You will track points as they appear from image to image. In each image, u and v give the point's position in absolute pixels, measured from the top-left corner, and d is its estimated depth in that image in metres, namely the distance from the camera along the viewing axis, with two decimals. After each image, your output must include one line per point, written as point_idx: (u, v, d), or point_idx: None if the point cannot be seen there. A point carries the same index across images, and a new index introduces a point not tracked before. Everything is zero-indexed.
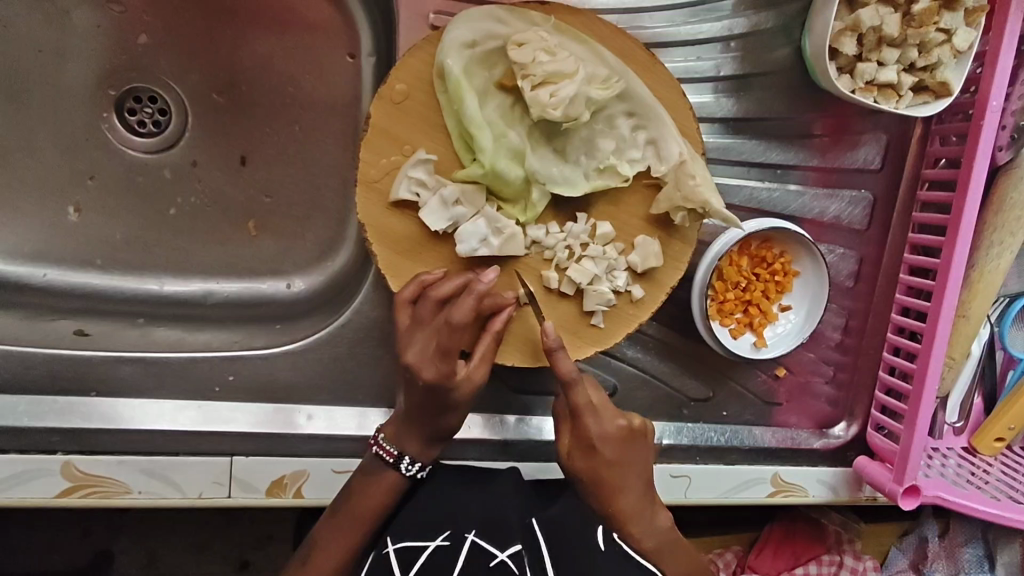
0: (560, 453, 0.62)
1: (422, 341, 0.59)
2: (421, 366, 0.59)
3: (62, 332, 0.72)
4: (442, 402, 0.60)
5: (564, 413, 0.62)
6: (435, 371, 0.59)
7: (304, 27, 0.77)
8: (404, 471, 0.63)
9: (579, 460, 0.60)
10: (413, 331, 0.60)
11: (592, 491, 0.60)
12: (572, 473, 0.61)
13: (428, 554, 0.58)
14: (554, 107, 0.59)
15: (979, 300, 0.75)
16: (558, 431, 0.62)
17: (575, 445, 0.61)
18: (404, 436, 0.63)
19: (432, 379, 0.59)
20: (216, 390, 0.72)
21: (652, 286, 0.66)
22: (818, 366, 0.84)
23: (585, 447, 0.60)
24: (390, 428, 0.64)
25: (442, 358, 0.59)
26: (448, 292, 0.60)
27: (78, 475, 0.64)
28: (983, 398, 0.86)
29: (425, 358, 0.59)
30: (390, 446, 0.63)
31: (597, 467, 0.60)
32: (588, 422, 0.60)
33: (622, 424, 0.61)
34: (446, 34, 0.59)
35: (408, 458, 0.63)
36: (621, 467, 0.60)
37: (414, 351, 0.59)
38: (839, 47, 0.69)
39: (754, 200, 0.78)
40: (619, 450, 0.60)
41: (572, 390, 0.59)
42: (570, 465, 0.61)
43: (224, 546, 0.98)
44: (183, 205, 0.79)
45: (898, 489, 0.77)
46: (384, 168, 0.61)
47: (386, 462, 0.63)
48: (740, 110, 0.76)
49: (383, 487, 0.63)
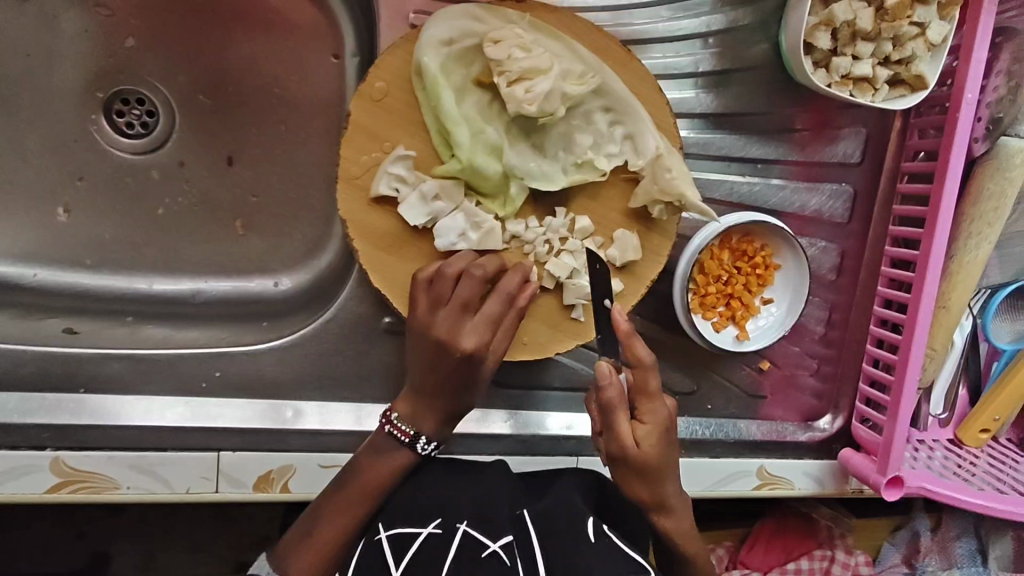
0: (626, 446, 0.58)
1: (450, 316, 0.61)
2: (459, 338, 0.61)
3: (52, 330, 0.73)
4: (473, 371, 0.62)
5: (620, 402, 0.58)
6: (474, 340, 0.61)
7: (289, 28, 0.78)
8: (420, 450, 0.64)
9: (653, 445, 0.58)
10: (434, 311, 0.61)
11: (659, 474, 0.59)
12: (646, 459, 0.58)
13: (420, 542, 0.59)
14: (530, 103, 0.60)
15: (958, 291, 0.76)
16: (617, 421, 0.58)
17: (645, 430, 0.59)
18: (422, 413, 0.64)
19: (469, 349, 0.61)
20: (204, 386, 0.72)
21: (631, 279, 0.67)
22: (802, 359, 0.85)
23: (655, 427, 0.59)
24: (405, 407, 0.65)
25: (480, 327, 0.61)
26: (461, 267, 0.61)
27: (67, 470, 0.65)
28: (967, 390, 0.86)
29: (459, 331, 0.61)
30: (404, 426, 0.64)
31: (665, 446, 0.59)
32: (655, 405, 0.60)
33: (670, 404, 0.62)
34: (423, 32, 0.60)
35: (424, 438, 0.64)
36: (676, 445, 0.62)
37: (444, 328, 0.61)
38: (814, 42, 0.71)
39: (735, 195, 0.79)
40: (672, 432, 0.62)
41: (650, 373, 0.59)
42: (642, 452, 0.58)
43: (218, 545, 0.99)
44: (172, 205, 0.80)
45: (881, 479, 0.77)
46: (364, 165, 0.62)
47: (400, 440, 0.64)
48: (719, 106, 0.77)
49: (393, 466, 0.64)
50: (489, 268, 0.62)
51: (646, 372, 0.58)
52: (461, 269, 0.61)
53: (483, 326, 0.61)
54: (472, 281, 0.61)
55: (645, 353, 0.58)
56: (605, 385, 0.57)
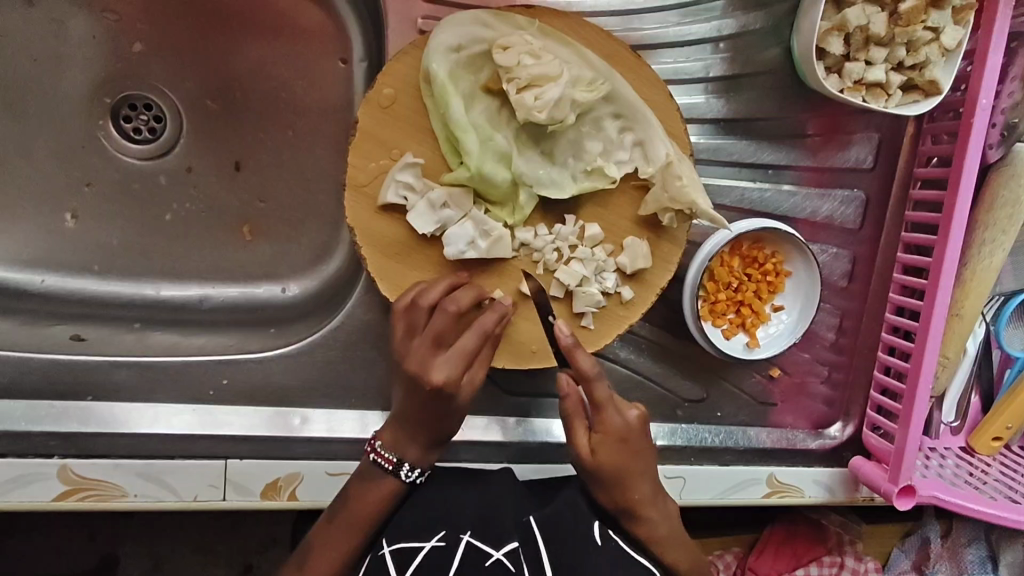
0: (580, 454, 0.62)
1: (422, 348, 0.59)
2: (429, 371, 0.58)
3: (59, 337, 0.73)
4: (447, 406, 0.60)
5: (577, 411, 0.63)
6: (444, 373, 0.58)
7: (297, 33, 0.77)
8: (403, 478, 0.63)
9: (606, 455, 0.62)
10: (408, 342, 0.60)
11: (616, 482, 0.62)
12: (596, 467, 0.62)
13: (423, 555, 0.59)
14: (539, 110, 0.59)
15: (972, 299, 0.75)
16: (573, 431, 0.63)
17: (597, 440, 0.62)
18: (404, 442, 0.63)
19: (439, 382, 0.58)
20: (211, 394, 0.72)
21: (642, 287, 0.66)
22: (813, 366, 0.84)
23: (610, 438, 0.62)
24: (388, 436, 0.63)
25: (451, 360, 0.58)
26: (436, 298, 0.61)
27: (75, 478, 0.65)
28: (980, 397, 0.85)
29: (430, 363, 0.59)
30: (388, 453, 0.63)
31: (623, 456, 0.62)
32: (609, 416, 0.62)
33: (636, 413, 0.63)
34: (432, 39, 0.60)
35: (407, 464, 0.63)
36: (640, 453, 0.63)
37: (416, 359, 0.59)
38: (827, 47, 0.69)
39: (746, 201, 0.78)
40: (637, 439, 0.63)
41: (594, 386, 0.61)
42: (594, 461, 0.62)
43: (226, 549, 0.99)
44: (179, 211, 0.80)
45: (892, 488, 0.76)
46: (372, 172, 0.61)
47: (384, 468, 0.63)
48: (730, 111, 0.77)
49: (381, 494, 0.63)
50: (464, 301, 0.60)
51: (589, 385, 0.61)
52: (437, 300, 0.60)
53: (454, 360, 0.59)
54: (444, 314, 0.60)
55: (588, 367, 0.60)
56: (564, 394, 0.63)
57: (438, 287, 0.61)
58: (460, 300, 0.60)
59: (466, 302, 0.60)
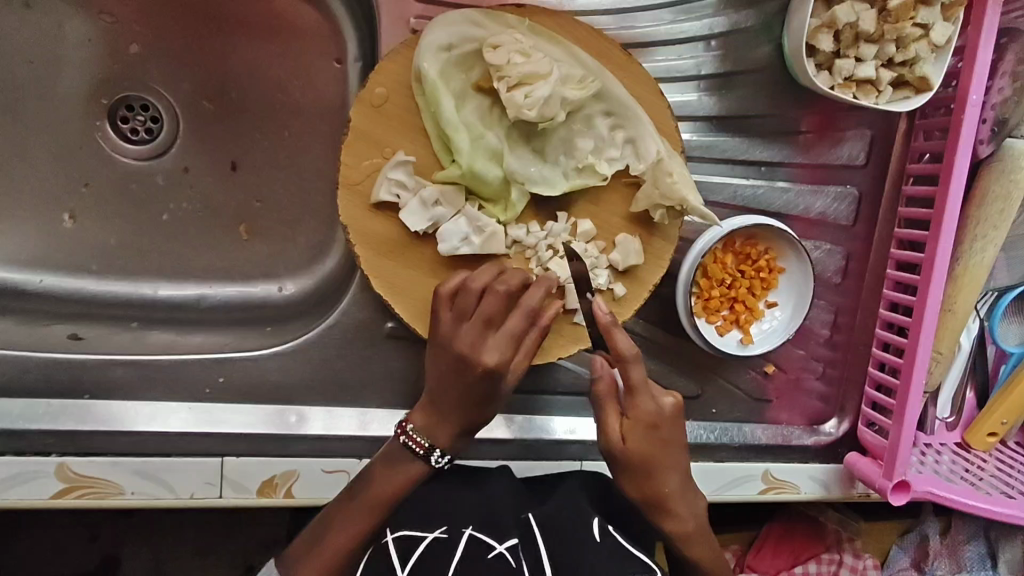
0: (610, 441, 0.59)
1: (473, 331, 0.59)
2: (482, 353, 0.59)
3: (57, 336, 0.74)
4: (495, 389, 0.61)
5: (610, 395, 0.60)
6: (497, 356, 0.59)
7: (291, 34, 0.78)
8: (433, 463, 0.62)
9: (636, 442, 0.59)
10: (457, 325, 0.60)
11: (641, 471, 0.59)
12: (622, 456, 0.59)
13: (425, 547, 0.61)
14: (529, 108, 0.60)
15: (964, 294, 0.75)
16: (605, 415, 0.60)
17: (629, 426, 0.59)
18: (436, 426, 0.61)
19: (492, 365, 0.59)
20: (208, 391, 0.73)
21: (634, 283, 0.67)
22: (807, 362, 0.85)
23: (641, 424, 0.59)
24: (420, 419, 0.62)
25: (503, 342, 0.59)
26: (486, 281, 0.61)
27: (72, 476, 0.66)
28: (975, 393, 0.86)
29: (481, 346, 0.59)
30: (420, 438, 0.62)
31: (653, 444, 0.59)
32: (642, 401, 0.59)
33: (672, 402, 0.60)
34: (422, 38, 0.60)
35: (438, 451, 0.62)
36: (672, 444, 0.60)
37: (466, 342, 0.59)
38: (816, 44, 0.70)
39: (739, 197, 0.79)
40: (672, 428, 0.60)
41: (628, 369, 0.58)
42: (625, 448, 0.59)
43: (228, 548, 1.00)
44: (176, 211, 0.80)
45: (887, 484, 0.76)
46: (365, 171, 0.62)
47: (415, 454, 0.62)
48: (722, 108, 0.77)
49: (408, 476, 0.62)
50: (515, 283, 0.61)
51: (623, 366, 0.58)
52: (486, 283, 0.61)
53: (504, 343, 0.60)
54: (495, 296, 0.60)
55: (625, 346, 0.58)
56: (597, 375, 0.60)
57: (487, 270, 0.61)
58: (510, 282, 0.61)
59: (516, 285, 0.61)
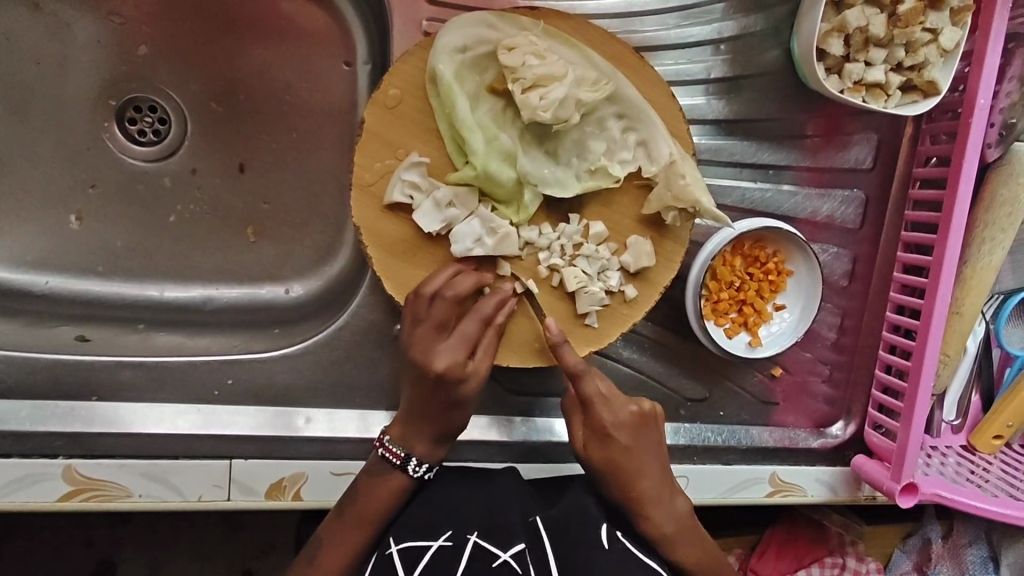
0: (577, 448, 0.65)
1: (426, 336, 0.60)
2: (432, 357, 0.60)
3: (65, 337, 0.74)
4: (455, 394, 0.61)
5: (575, 407, 0.66)
6: (448, 359, 0.59)
7: (302, 37, 0.78)
8: (412, 473, 0.63)
9: (595, 450, 0.64)
10: (412, 332, 0.61)
11: (605, 480, 0.64)
12: (588, 462, 0.64)
13: (431, 554, 0.59)
14: (544, 109, 0.60)
15: (972, 297, 0.76)
16: (571, 425, 0.66)
17: (590, 435, 0.64)
18: (412, 436, 0.63)
19: (442, 369, 0.59)
20: (216, 393, 0.72)
21: (645, 286, 0.67)
22: (814, 366, 0.85)
23: (599, 435, 0.63)
24: (397, 430, 0.64)
25: (454, 346, 0.60)
26: (435, 287, 0.61)
27: (80, 478, 0.65)
28: (980, 396, 0.86)
29: (434, 350, 0.60)
30: (397, 448, 0.63)
31: (614, 453, 0.63)
32: (599, 412, 0.63)
33: (632, 411, 0.64)
34: (437, 40, 0.60)
35: (415, 459, 0.63)
36: (632, 452, 0.63)
37: (420, 347, 0.60)
38: (827, 48, 0.71)
39: (747, 200, 0.79)
40: (631, 436, 0.64)
41: (579, 381, 0.62)
42: (586, 456, 0.64)
43: (228, 554, 0.99)
44: (183, 212, 0.80)
45: (896, 486, 0.76)
46: (378, 172, 0.62)
47: (392, 463, 0.63)
48: (731, 112, 0.77)
49: (391, 488, 0.63)
50: (463, 288, 0.61)
51: (576, 382, 0.62)
52: (436, 289, 0.61)
53: (456, 346, 0.60)
54: (443, 302, 0.61)
55: (573, 361, 0.62)
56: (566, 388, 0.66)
57: (437, 276, 0.62)
58: (458, 287, 0.61)
59: (465, 289, 0.61)
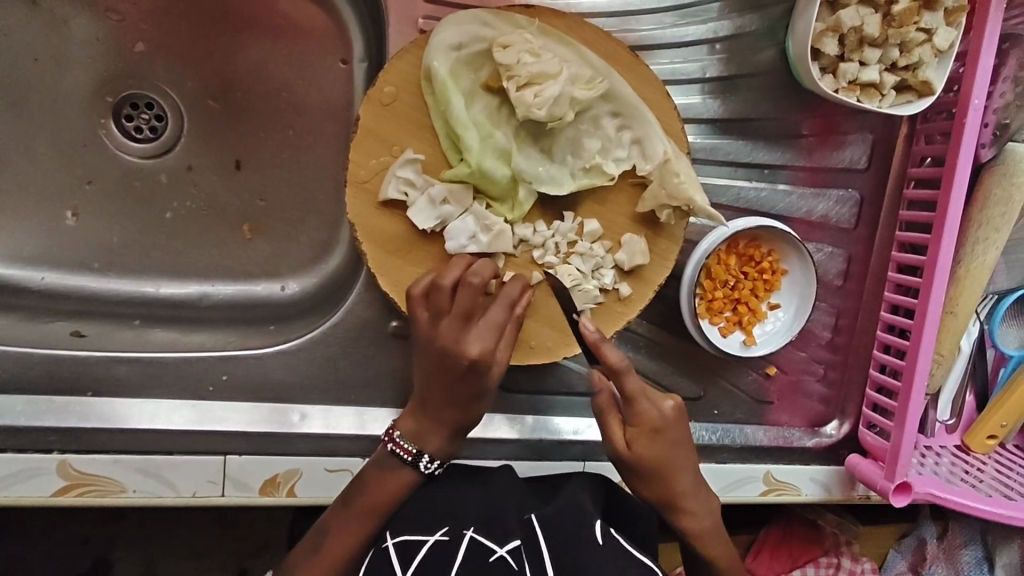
0: (617, 448, 0.61)
1: (452, 326, 0.60)
2: (465, 345, 0.60)
3: (59, 333, 0.74)
4: (483, 379, 0.62)
5: (610, 407, 0.61)
6: (480, 346, 0.60)
7: (299, 34, 0.78)
8: (423, 469, 0.64)
9: (642, 447, 0.60)
10: (436, 323, 0.61)
11: (651, 475, 0.61)
12: (632, 461, 0.61)
13: (427, 549, 0.59)
14: (539, 107, 0.60)
15: (965, 297, 0.76)
16: (607, 427, 0.61)
17: (633, 433, 0.61)
18: (425, 430, 0.64)
19: (476, 355, 0.60)
20: (211, 390, 0.73)
21: (639, 283, 0.67)
22: (808, 365, 0.85)
23: (646, 430, 0.60)
24: (409, 424, 0.64)
25: (485, 333, 0.61)
26: (456, 276, 0.61)
27: (74, 473, 0.65)
28: (974, 396, 0.86)
29: (464, 338, 0.60)
30: (409, 444, 0.64)
31: (661, 447, 0.61)
32: (643, 407, 0.60)
33: (671, 405, 0.62)
34: (433, 37, 0.61)
35: (428, 455, 0.64)
36: (678, 444, 0.62)
37: (448, 336, 0.60)
38: (821, 48, 0.71)
39: (742, 200, 0.79)
40: (675, 429, 0.62)
41: (624, 380, 0.59)
42: (631, 456, 0.61)
43: (223, 552, 0.99)
44: (180, 209, 0.80)
45: (888, 485, 0.77)
46: (373, 169, 0.62)
47: (404, 459, 0.64)
48: (726, 111, 0.78)
49: (395, 486, 0.64)
50: (486, 274, 0.61)
51: (618, 379, 0.59)
52: (459, 277, 0.61)
53: (487, 332, 0.61)
54: (468, 289, 0.61)
55: (617, 360, 0.59)
56: (597, 390, 0.61)
57: (456, 265, 0.61)
58: (482, 274, 0.61)
59: (488, 275, 0.61)
